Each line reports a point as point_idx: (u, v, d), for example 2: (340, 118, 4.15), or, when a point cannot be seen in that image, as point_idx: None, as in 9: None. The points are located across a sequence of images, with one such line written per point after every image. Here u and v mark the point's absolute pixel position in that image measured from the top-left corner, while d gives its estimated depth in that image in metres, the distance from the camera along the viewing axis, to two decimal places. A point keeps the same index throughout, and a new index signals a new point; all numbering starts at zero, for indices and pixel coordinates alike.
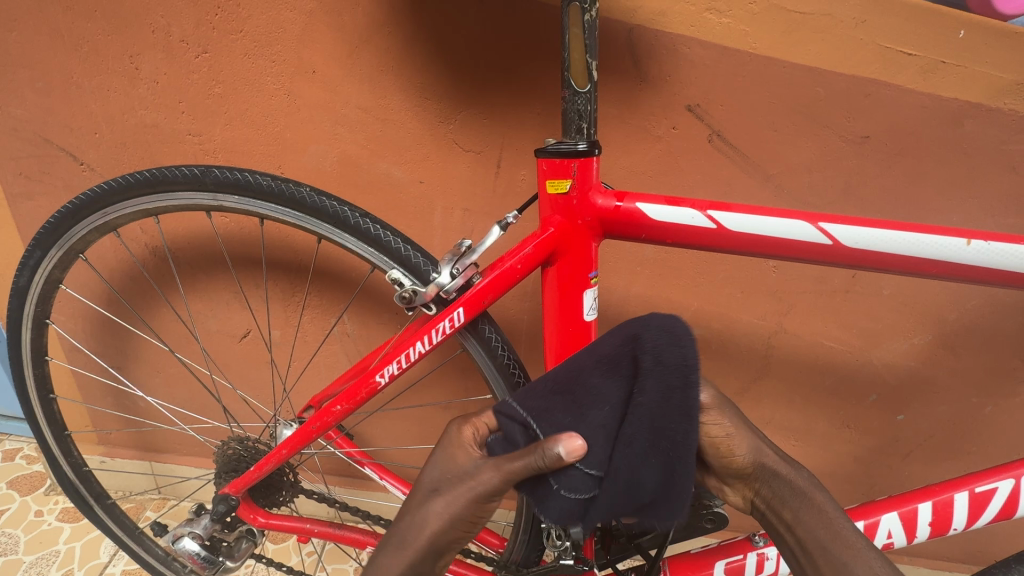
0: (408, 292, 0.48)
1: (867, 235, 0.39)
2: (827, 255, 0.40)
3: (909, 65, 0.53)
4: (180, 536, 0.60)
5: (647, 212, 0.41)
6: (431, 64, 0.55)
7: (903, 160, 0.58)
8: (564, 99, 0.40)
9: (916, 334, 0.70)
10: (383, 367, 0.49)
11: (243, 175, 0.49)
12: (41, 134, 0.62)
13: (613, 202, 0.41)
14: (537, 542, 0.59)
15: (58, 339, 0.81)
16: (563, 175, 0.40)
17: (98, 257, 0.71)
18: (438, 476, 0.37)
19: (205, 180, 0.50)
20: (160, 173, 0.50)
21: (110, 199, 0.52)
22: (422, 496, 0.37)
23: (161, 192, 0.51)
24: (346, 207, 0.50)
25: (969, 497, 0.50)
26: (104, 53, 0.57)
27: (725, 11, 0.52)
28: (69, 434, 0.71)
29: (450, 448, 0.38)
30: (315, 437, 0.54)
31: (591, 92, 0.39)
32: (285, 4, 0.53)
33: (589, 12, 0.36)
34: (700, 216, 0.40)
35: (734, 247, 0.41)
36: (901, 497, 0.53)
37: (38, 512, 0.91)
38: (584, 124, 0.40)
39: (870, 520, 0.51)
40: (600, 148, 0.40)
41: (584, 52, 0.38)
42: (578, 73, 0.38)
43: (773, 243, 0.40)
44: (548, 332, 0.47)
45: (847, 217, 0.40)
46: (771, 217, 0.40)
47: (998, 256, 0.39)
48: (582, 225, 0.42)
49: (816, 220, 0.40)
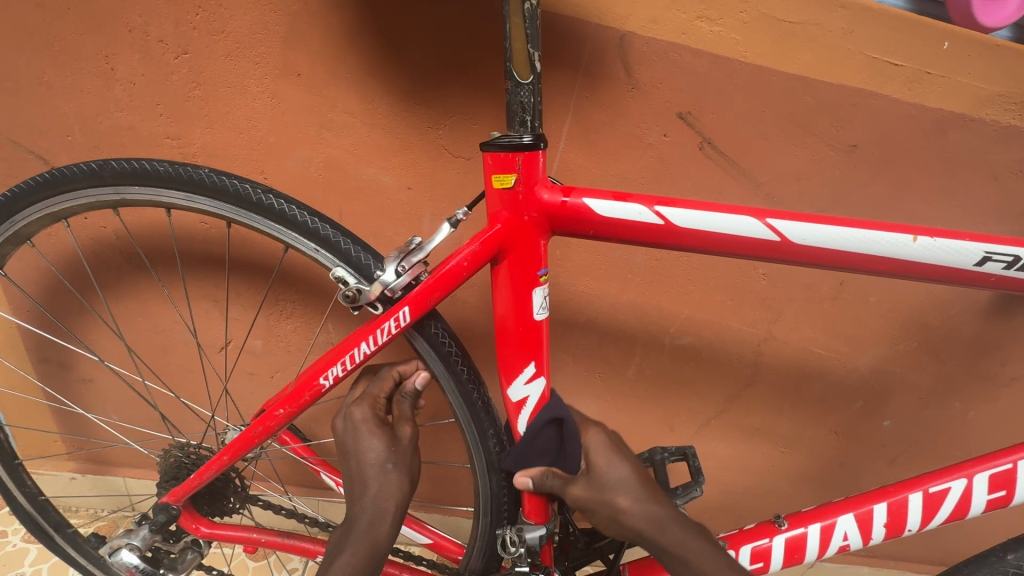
0: (353, 290, 0.46)
1: (814, 231, 0.39)
2: (774, 251, 0.40)
3: (895, 75, 0.54)
4: (117, 548, 0.57)
5: (593, 208, 0.41)
6: (419, 67, 0.54)
7: (890, 168, 0.59)
8: (507, 91, 0.39)
9: (901, 341, 0.71)
10: (326, 369, 0.47)
11: (140, 163, 0.48)
12: (9, 136, 0.59)
13: (559, 198, 0.41)
14: (495, 550, 0.58)
15: (25, 351, 0.76)
16: (508, 169, 0.40)
17: (67, 266, 0.68)
18: (378, 454, 0.48)
19: (104, 174, 0.48)
20: (59, 172, 0.49)
21: (17, 205, 0.50)
22: (379, 481, 0.47)
23: (63, 192, 0.49)
24: (247, 184, 0.48)
25: (923, 497, 0.49)
26: (77, 52, 0.54)
27: (716, 19, 0.52)
28: (20, 463, 0.71)
29: (371, 436, 0.48)
30: (258, 442, 0.52)
31: (534, 84, 0.39)
32: (268, 5, 0.51)
33: (528, 1, 0.36)
34: (647, 212, 0.40)
35: (682, 243, 0.41)
36: (857, 498, 0.52)
37: (3, 533, 0.87)
38: (528, 117, 0.40)
39: (826, 522, 0.51)
40: (545, 141, 0.40)
41: (526, 41, 0.37)
42: (521, 64, 0.38)
43: (720, 238, 0.40)
44: (498, 329, 0.46)
45: (794, 213, 0.39)
46: (718, 213, 0.40)
47: (945, 253, 0.39)
48: (528, 221, 0.42)
49: (763, 216, 0.40)
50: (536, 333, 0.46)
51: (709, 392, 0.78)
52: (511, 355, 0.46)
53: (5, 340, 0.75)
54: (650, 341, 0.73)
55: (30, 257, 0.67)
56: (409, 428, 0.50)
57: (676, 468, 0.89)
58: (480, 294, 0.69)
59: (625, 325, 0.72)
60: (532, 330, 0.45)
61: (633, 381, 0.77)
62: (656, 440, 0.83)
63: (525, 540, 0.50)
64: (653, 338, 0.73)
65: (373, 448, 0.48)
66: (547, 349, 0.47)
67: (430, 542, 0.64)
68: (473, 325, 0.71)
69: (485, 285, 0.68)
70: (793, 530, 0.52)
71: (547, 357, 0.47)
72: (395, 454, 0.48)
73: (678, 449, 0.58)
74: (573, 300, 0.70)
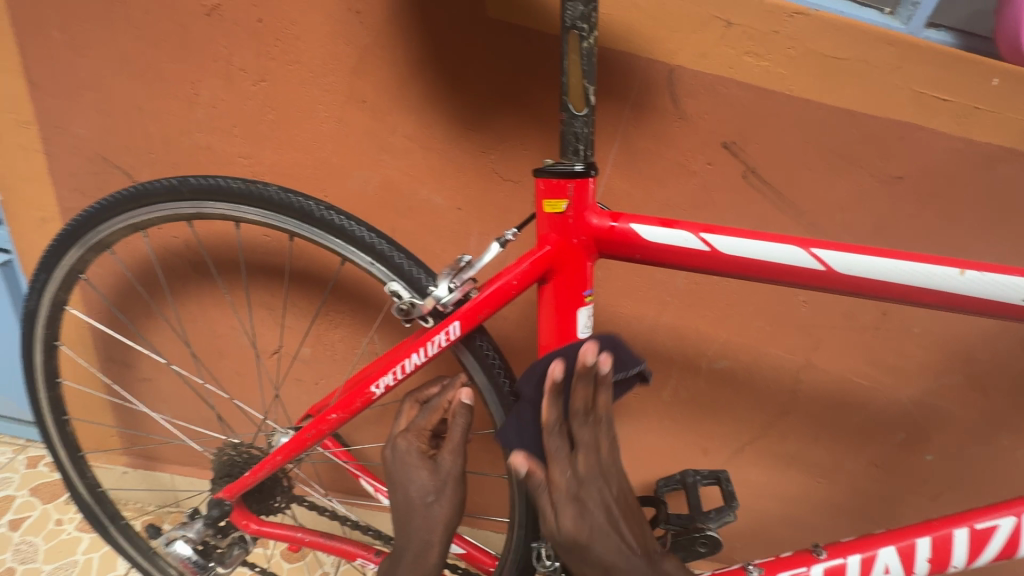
0: (406, 304, 0.49)
1: (859, 261, 0.40)
2: (819, 280, 0.41)
3: (943, 110, 0.54)
4: (172, 539, 0.60)
5: (641, 233, 0.43)
6: (476, 96, 0.57)
7: (936, 201, 0.59)
8: (562, 121, 0.42)
9: (945, 374, 0.70)
10: (379, 378, 0.50)
11: (216, 180, 0.51)
12: (99, 153, 0.65)
13: (607, 223, 0.43)
14: (527, 563, 0.59)
15: (94, 349, 0.82)
16: (560, 195, 0.43)
17: (141, 272, 0.73)
18: (421, 487, 0.49)
19: (183, 189, 0.52)
20: (142, 187, 0.53)
21: (102, 216, 0.55)
22: (424, 512, 0.49)
23: (144, 206, 0.54)
24: (312, 201, 0.51)
25: (969, 534, 0.48)
26: (166, 79, 0.60)
27: (764, 54, 0.53)
28: (83, 456, 0.75)
29: (414, 469, 0.50)
30: (310, 444, 0.55)
31: (588, 116, 0.41)
32: (340, 38, 0.55)
33: (587, 39, 0.38)
34: (693, 239, 0.42)
35: (728, 270, 0.43)
36: (899, 531, 0.51)
37: (59, 521, 0.92)
38: (581, 146, 0.42)
39: (866, 554, 0.50)
40: (596, 169, 0.42)
41: (582, 77, 0.39)
42: (576, 97, 0.40)
43: (764, 266, 0.41)
44: (543, 346, 0.48)
45: (839, 244, 0.40)
46: (763, 241, 0.41)
47: (992, 287, 0.39)
48: (577, 244, 0.44)
49: (808, 246, 0.41)
50: None
51: (745, 417, 0.78)
52: None
53: (78, 338, 0.81)
54: (686, 363, 0.74)
55: (109, 264, 0.73)
56: (450, 460, 0.50)
57: (708, 493, 0.88)
58: (522, 311, 0.71)
59: (662, 347, 0.73)
60: None
61: (668, 403, 0.78)
62: (688, 463, 0.83)
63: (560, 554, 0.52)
64: (690, 360, 0.73)
65: (418, 480, 0.50)
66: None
67: (463, 552, 0.66)
68: (513, 340, 0.74)
69: (526, 303, 0.70)
70: (831, 560, 0.51)
71: None
72: (437, 486, 0.49)
73: (712, 474, 0.70)
74: (611, 320, 0.71)
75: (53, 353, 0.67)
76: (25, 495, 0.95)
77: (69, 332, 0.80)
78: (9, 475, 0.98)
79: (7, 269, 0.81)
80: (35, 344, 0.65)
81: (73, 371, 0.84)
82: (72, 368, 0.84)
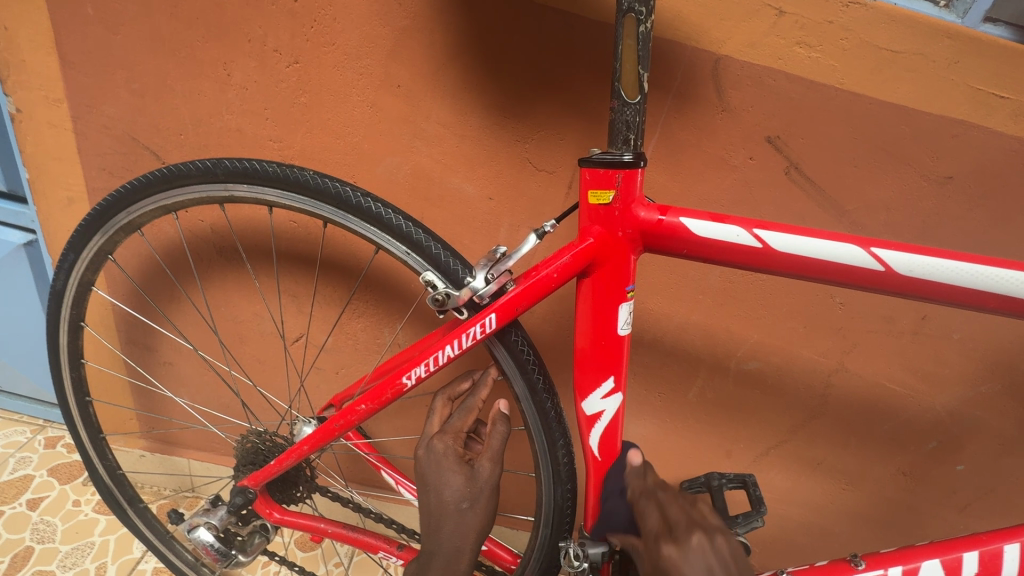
0: (441, 295, 0.48)
1: (922, 262, 0.38)
2: (877, 281, 0.40)
3: (1000, 107, 0.52)
4: (196, 525, 0.60)
5: (690, 227, 0.41)
6: (514, 83, 0.55)
7: (987, 203, 0.57)
8: (613, 109, 0.40)
9: (984, 382, 0.68)
10: (410, 369, 0.49)
11: (251, 163, 0.50)
12: (129, 133, 0.64)
13: (655, 216, 0.42)
14: (550, 563, 0.58)
15: (117, 331, 0.81)
16: (606, 186, 0.41)
17: (167, 254, 0.72)
18: (456, 492, 0.48)
19: (217, 172, 0.51)
20: (176, 168, 0.52)
21: (133, 197, 0.54)
22: (457, 518, 0.48)
23: (177, 186, 0.53)
24: (348, 187, 0.50)
25: (1020, 549, 0.47)
26: (199, 59, 0.59)
27: (816, 46, 0.51)
28: (104, 437, 0.75)
29: (451, 473, 0.49)
30: (337, 435, 0.54)
31: (641, 104, 0.39)
32: (377, 20, 0.54)
33: (644, 23, 0.36)
34: (746, 234, 0.40)
35: (781, 268, 0.41)
36: (944, 544, 0.49)
37: (76, 502, 0.92)
38: (632, 135, 0.40)
39: (909, 566, 0.49)
40: (645, 159, 0.41)
41: (636, 63, 0.38)
42: (629, 84, 0.39)
43: (819, 264, 0.40)
44: (580, 343, 0.47)
45: (900, 244, 0.39)
46: (818, 239, 0.40)
47: None
48: (622, 237, 0.43)
49: (868, 245, 0.39)
50: (618, 348, 0.46)
51: (772, 420, 0.76)
52: (589, 367, 0.47)
53: (100, 320, 0.81)
54: (715, 363, 0.72)
55: (136, 247, 0.72)
56: (489, 468, 0.49)
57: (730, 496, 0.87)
58: (549, 306, 0.70)
59: (690, 345, 0.71)
60: (614, 345, 0.46)
61: (693, 403, 0.76)
62: (710, 465, 0.82)
63: (588, 554, 0.51)
64: (719, 361, 0.72)
65: (453, 484, 0.48)
66: (626, 366, 0.47)
67: (485, 549, 0.65)
68: (539, 334, 0.72)
69: (555, 297, 0.69)
70: (871, 570, 0.50)
71: (626, 375, 0.48)
72: (473, 493, 0.49)
73: (737, 477, 0.63)
74: (640, 317, 0.70)
75: (78, 334, 0.67)
76: (42, 475, 0.95)
77: (92, 313, 0.80)
78: (28, 455, 0.98)
79: (32, 249, 0.81)
80: (61, 324, 0.64)
81: (96, 352, 0.84)
82: (94, 349, 0.84)
